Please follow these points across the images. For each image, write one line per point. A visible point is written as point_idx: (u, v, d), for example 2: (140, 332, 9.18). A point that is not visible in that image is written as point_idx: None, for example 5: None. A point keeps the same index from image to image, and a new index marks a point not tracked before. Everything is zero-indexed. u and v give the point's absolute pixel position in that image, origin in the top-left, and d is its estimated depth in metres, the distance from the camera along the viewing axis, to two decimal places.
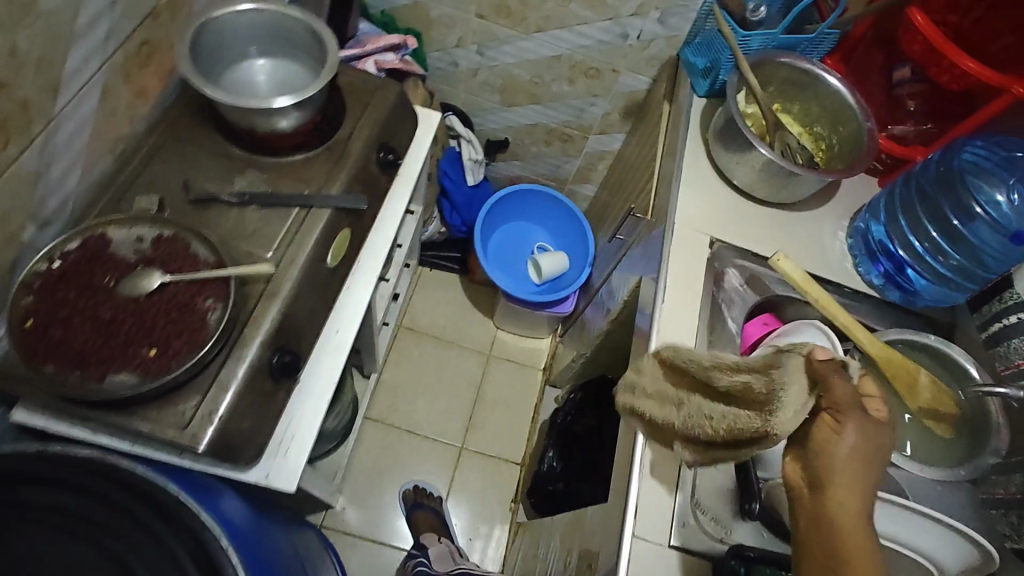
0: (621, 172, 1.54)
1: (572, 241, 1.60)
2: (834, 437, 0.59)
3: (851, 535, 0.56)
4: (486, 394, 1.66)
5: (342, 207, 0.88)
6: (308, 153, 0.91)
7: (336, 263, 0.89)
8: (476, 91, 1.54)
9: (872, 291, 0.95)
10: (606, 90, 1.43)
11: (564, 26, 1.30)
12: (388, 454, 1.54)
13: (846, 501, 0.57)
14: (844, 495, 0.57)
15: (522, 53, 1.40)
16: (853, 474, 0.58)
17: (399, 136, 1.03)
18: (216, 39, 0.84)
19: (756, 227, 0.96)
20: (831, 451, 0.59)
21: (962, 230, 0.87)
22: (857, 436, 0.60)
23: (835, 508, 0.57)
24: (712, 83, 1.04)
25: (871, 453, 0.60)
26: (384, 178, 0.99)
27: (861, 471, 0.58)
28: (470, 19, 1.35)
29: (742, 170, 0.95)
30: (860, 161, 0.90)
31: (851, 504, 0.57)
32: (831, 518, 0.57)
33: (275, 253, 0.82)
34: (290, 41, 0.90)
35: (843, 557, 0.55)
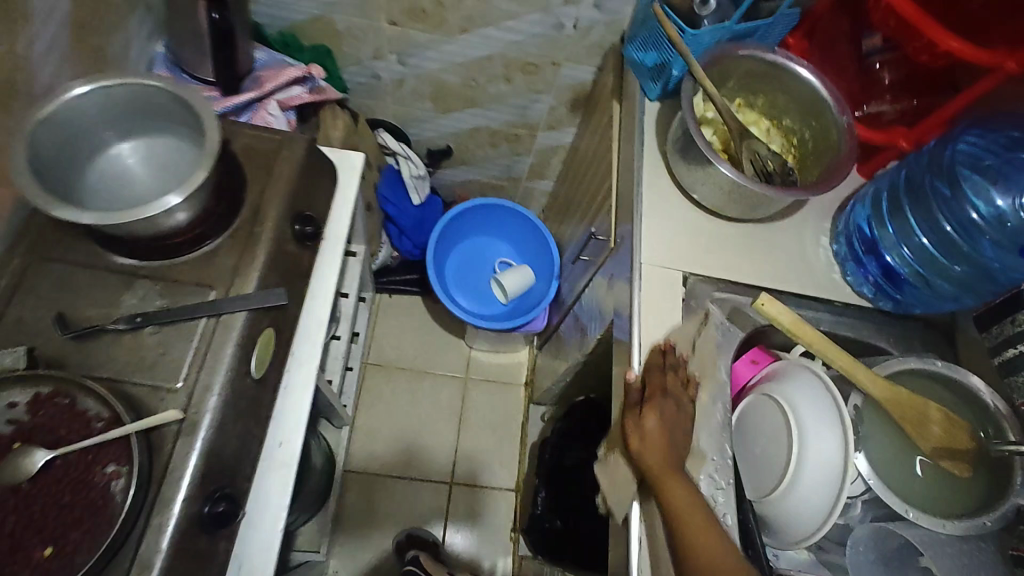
0: (577, 169, 1.41)
1: (537, 253, 1.48)
2: (647, 425, 0.71)
3: (691, 518, 0.64)
4: (469, 420, 1.57)
5: (260, 306, 0.76)
6: (208, 247, 0.77)
7: (264, 371, 0.77)
8: (405, 101, 1.38)
9: (863, 300, 0.86)
10: (548, 85, 1.29)
11: (490, 23, 1.14)
12: (375, 502, 1.46)
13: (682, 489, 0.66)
14: (671, 483, 0.66)
15: (449, 56, 1.24)
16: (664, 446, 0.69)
17: (318, 197, 0.89)
18: (60, 134, 0.69)
19: (731, 249, 0.85)
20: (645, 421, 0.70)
21: (958, 236, 0.77)
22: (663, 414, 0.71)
23: (669, 487, 0.66)
24: (665, 86, 0.91)
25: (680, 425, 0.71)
26: (306, 253, 0.86)
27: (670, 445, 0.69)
28: (382, 27, 1.17)
29: (709, 189, 0.84)
30: (839, 167, 0.80)
31: (683, 492, 0.66)
32: (670, 502, 0.65)
33: (186, 381, 0.70)
34: (159, 116, 0.74)
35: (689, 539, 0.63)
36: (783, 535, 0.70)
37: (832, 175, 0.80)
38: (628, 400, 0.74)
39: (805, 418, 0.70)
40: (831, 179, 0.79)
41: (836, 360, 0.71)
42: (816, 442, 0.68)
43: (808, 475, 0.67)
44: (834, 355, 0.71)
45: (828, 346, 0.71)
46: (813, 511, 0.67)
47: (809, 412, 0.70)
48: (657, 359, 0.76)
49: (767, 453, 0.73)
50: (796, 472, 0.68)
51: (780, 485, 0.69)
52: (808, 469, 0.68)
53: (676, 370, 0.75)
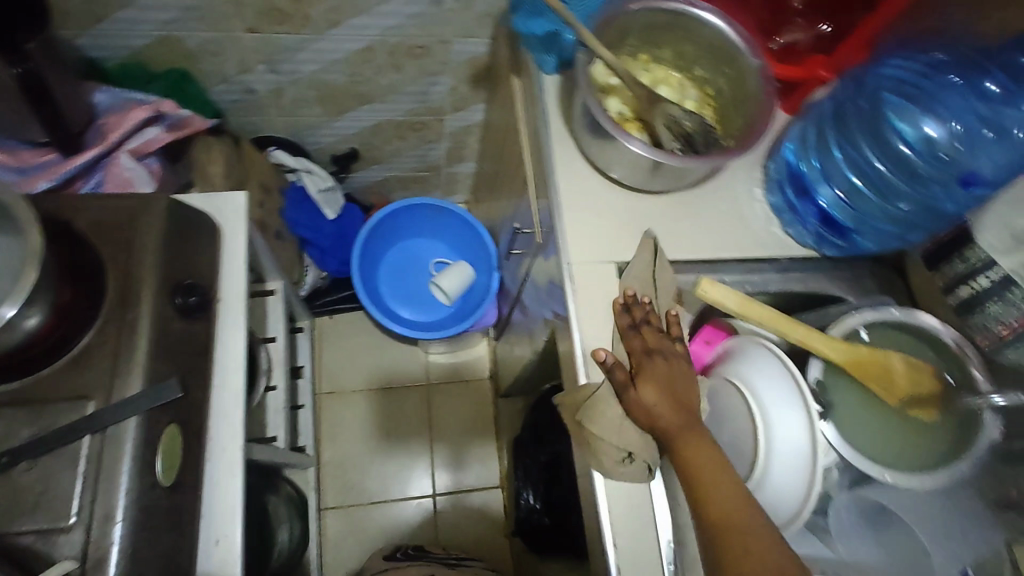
0: (495, 148, 1.31)
1: (472, 245, 1.37)
2: (655, 405, 0.65)
3: (728, 508, 0.57)
4: (440, 426, 1.51)
5: (150, 407, 0.66)
6: (74, 350, 0.66)
7: (175, 473, 0.68)
8: (291, 111, 1.23)
9: (808, 248, 0.80)
10: (443, 65, 1.16)
11: (359, 11, 1.01)
12: (361, 533, 1.40)
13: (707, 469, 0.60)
14: (708, 466, 0.60)
15: (324, 55, 1.10)
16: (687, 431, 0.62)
17: (197, 258, 0.78)
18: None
19: (661, 224, 0.79)
20: (644, 390, 0.66)
21: (892, 176, 0.71)
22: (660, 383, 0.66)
23: (686, 448, 0.62)
24: (560, 56, 0.82)
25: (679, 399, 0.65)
26: (197, 326, 0.75)
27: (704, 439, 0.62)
28: (239, 37, 1.03)
29: (626, 166, 0.76)
30: (759, 121, 0.73)
31: (686, 432, 0.63)
32: (688, 460, 0.61)
33: (80, 516, 0.61)
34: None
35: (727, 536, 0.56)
36: None
37: (752, 131, 0.74)
38: (615, 378, 0.68)
39: (767, 403, 0.66)
40: (753, 136, 0.72)
41: (796, 336, 0.66)
42: (782, 425, 0.65)
43: (777, 462, 0.64)
44: (793, 332, 0.66)
45: (786, 322, 0.66)
46: (789, 499, 0.64)
47: (770, 394, 0.66)
48: (623, 314, 0.71)
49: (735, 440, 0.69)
50: (767, 460, 0.65)
51: (752, 476, 0.66)
52: (777, 455, 0.65)
53: (649, 321, 0.70)
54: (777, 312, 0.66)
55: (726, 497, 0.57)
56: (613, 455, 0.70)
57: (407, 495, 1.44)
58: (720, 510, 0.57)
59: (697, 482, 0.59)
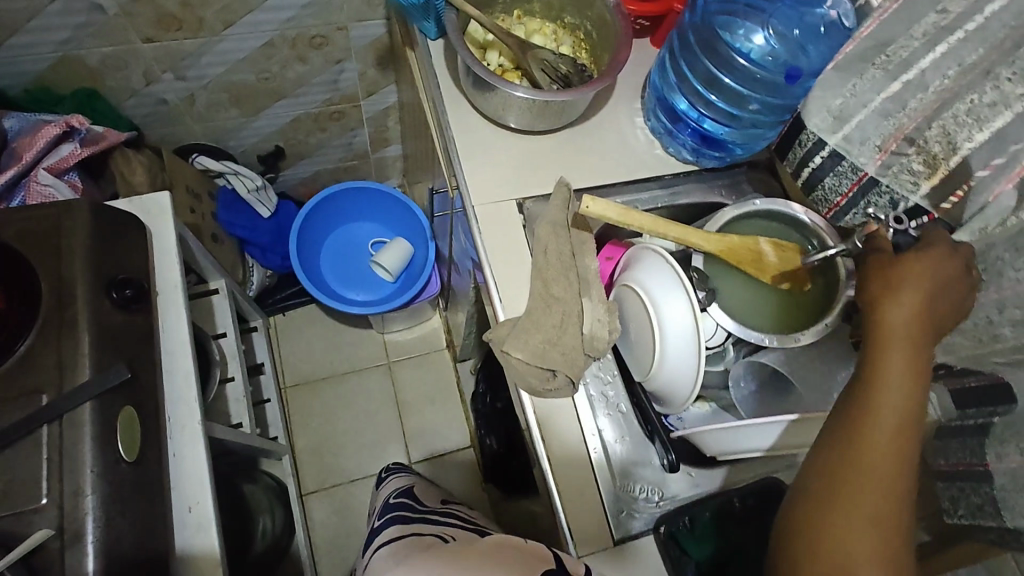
0: (413, 124, 1.36)
1: (403, 221, 1.45)
2: (911, 308, 0.58)
3: (865, 488, 0.54)
4: (406, 400, 1.58)
5: (100, 392, 0.71)
6: (19, 352, 0.71)
7: (138, 450, 0.74)
8: (207, 116, 1.27)
9: (691, 164, 0.89)
10: (346, 51, 1.22)
11: (253, 7, 1.05)
12: (347, 511, 1.46)
13: (885, 427, 0.56)
14: (906, 389, 0.56)
15: (228, 55, 1.14)
16: (905, 391, 0.57)
17: (128, 255, 0.82)
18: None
19: (554, 161, 0.87)
20: (890, 309, 0.59)
21: (740, 88, 0.79)
22: (899, 315, 0.59)
23: (884, 414, 0.56)
24: (437, 21, 0.89)
25: (919, 375, 0.57)
26: (137, 318, 0.80)
27: (910, 429, 0.56)
28: (140, 48, 1.06)
29: (512, 112, 0.83)
30: (619, 49, 0.80)
31: (901, 386, 0.57)
32: (871, 428, 0.56)
33: (51, 496, 0.66)
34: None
35: (847, 487, 0.55)
36: (672, 402, 0.74)
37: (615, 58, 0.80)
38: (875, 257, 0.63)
39: (656, 297, 0.73)
40: (615, 63, 0.79)
41: (672, 234, 0.74)
42: (670, 313, 0.72)
43: (670, 346, 0.71)
44: (669, 231, 0.74)
45: (662, 225, 0.74)
46: (685, 376, 0.71)
47: (663, 290, 0.72)
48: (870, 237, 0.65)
49: (639, 338, 0.76)
50: (663, 346, 0.72)
51: (653, 363, 0.73)
52: (670, 340, 0.72)
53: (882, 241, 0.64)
54: (654, 217, 0.74)
55: (877, 502, 0.54)
56: (539, 376, 0.71)
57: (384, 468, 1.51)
58: (858, 503, 0.54)
59: (857, 468, 0.55)
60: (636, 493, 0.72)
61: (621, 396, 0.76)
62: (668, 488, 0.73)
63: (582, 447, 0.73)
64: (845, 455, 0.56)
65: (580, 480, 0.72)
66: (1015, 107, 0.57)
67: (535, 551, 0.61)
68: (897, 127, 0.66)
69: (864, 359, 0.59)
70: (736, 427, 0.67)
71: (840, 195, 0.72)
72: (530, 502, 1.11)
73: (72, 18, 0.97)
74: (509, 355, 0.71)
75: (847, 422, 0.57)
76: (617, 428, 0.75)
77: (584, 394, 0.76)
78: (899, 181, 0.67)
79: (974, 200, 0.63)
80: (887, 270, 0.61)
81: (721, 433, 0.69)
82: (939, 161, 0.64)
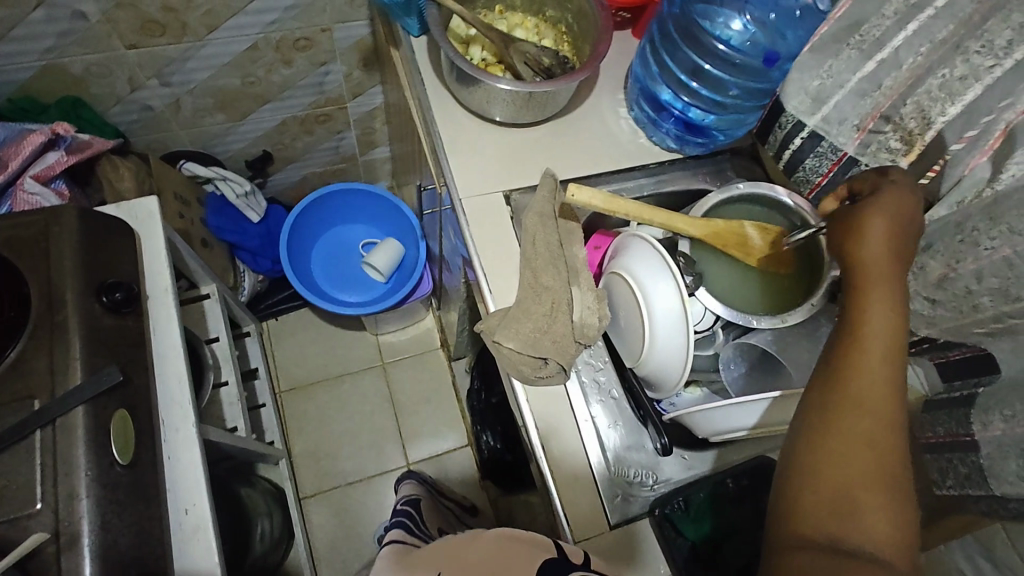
0: (399, 125, 1.37)
1: (394, 220, 1.46)
2: (887, 241, 0.58)
3: (862, 423, 0.52)
4: (401, 401, 1.58)
5: (92, 396, 0.71)
6: (11, 357, 0.71)
7: (133, 452, 0.73)
8: (194, 122, 1.27)
9: (675, 152, 0.90)
10: (330, 53, 1.22)
11: (235, 11, 1.06)
12: (346, 514, 1.46)
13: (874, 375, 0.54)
14: (887, 333, 0.55)
15: (212, 60, 1.14)
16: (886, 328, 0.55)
17: (117, 260, 0.82)
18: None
19: (539, 152, 0.87)
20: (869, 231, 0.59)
21: (720, 74, 0.81)
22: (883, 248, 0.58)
23: (865, 349, 0.55)
24: (420, 18, 0.90)
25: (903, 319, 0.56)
26: (127, 322, 0.80)
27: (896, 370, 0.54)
28: (124, 54, 1.06)
29: (496, 106, 0.84)
30: (601, 41, 0.81)
31: (886, 327, 0.55)
32: (860, 365, 0.54)
33: (46, 500, 0.66)
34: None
35: (841, 426, 0.52)
36: (663, 387, 0.75)
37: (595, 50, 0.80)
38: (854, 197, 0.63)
39: (644, 283, 0.74)
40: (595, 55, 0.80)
41: (658, 219, 0.75)
42: (659, 299, 0.72)
43: (660, 331, 0.72)
44: (656, 217, 0.75)
45: (649, 210, 0.75)
46: (676, 361, 0.72)
47: (651, 276, 0.73)
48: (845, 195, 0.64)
49: (629, 324, 0.77)
50: (653, 332, 0.73)
51: (643, 349, 0.74)
52: (659, 325, 0.72)
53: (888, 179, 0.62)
54: (640, 203, 0.75)
55: (870, 443, 0.51)
56: (531, 364, 0.72)
57: (382, 469, 1.50)
58: (846, 451, 0.51)
59: (838, 418, 0.52)
60: (631, 478, 0.72)
61: (614, 382, 0.77)
62: (662, 471, 0.74)
63: (577, 435, 0.73)
64: (835, 402, 0.54)
65: (576, 466, 0.72)
66: (985, 79, 0.58)
67: (533, 539, 0.61)
68: (874, 106, 0.68)
69: (847, 312, 0.58)
70: (725, 405, 0.68)
71: (821, 175, 0.75)
72: (528, 496, 1.12)
73: (55, 26, 0.97)
74: (500, 345, 0.72)
75: (834, 369, 0.55)
76: (610, 414, 0.75)
77: (576, 382, 0.76)
78: (878, 159, 0.69)
79: (950, 174, 0.63)
80: (853, 216, 0.60)
81: (710, 412, 0.70)
82: (915, 138, 0.66)
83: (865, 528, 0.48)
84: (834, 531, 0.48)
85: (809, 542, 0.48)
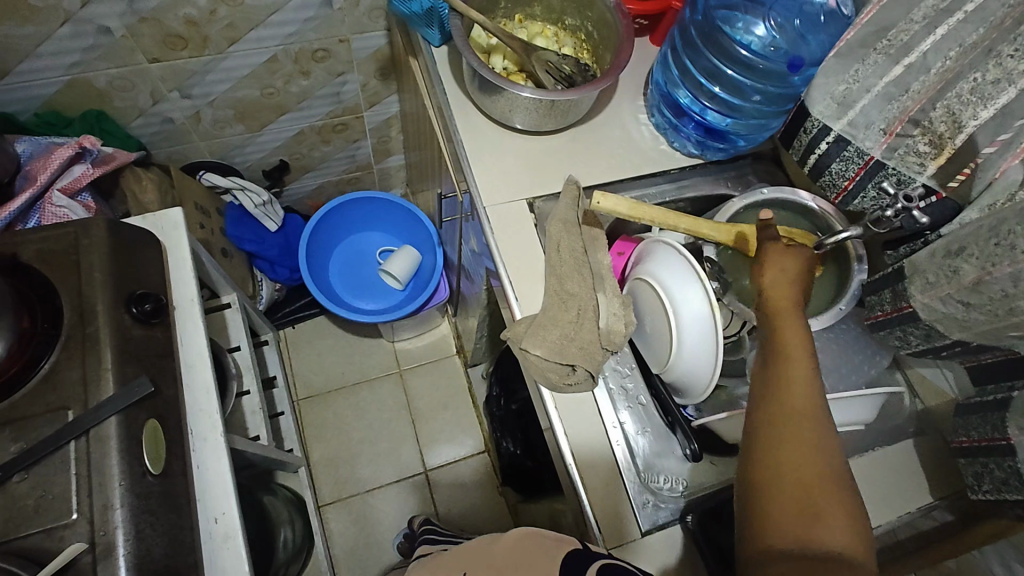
0: (415, 133, 1.38)
1: (409, 226, 1.47)
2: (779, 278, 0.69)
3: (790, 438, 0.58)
4: (418, 408, 1.58)
5: (124, 406, 0.71)
6: (45, 369, 0.72)
7: (164, 461, 0.74)
8: (213, 133, 1.28)
9: (696, 157, 0.91)
10: (348, 63, 1.23)
11: (257, 24, 1.07)
12: (365, 522, 1.46)
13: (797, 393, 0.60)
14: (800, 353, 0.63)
15: (232, 72, 1.15)
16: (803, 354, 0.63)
17: (145, 270, 0.83)
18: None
19: (562, 160, 0.88)
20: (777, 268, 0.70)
21: (743, 79, 0.81)
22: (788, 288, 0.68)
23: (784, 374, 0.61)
24: (442, 29, 0.91)
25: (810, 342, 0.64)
26: (155, 333, 0.80)
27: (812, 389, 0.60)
28: (147, 68, 1.08)
29: (518, 114, 0.84)
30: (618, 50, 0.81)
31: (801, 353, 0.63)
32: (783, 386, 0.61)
33: (81, 510, 0.66)
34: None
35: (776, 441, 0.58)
36: (693, 391, 0.75)
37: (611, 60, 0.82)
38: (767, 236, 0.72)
39: (671, 289, 0.74)
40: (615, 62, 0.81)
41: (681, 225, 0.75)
42: (687, 304, 0.72)
43: (689, 337, 0.72)
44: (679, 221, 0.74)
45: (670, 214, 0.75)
46: (705, 366, 0.72)
47: (678, 282, 0.73)
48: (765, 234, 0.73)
49: (656, 329, 0.77)
50: (681, 337, 0.73)
51: (672, 354, 0.74)
52: (688, 331, 0.72)
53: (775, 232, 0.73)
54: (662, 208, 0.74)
55: (808, 473, 0.56)
56: (559, 370, 0.72)
57: (400, 476, 1.51)
58: (803, 448, 0.57)
59: (772, 456, 0.57)
60: (661, 484, 0.72)
61: (640, 388, 0.77)
62: (691, 477, 0.74)
63: (605, 441, 0.73)
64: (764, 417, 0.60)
65: (606, 472, 0.72)
66: (1018, 83, 0.58)
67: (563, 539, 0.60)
68: (902, 110, 0.67)
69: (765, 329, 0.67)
70: None
71: (848, 180, 0.74)
72: (550, 503, 1.12)
73: (80, 41, 0.99)
74: (526, 352, 0.72)
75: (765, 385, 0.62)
76: (636, 419, 0.75)
77: (604, 389, 0.76)
78: (905, 163, 0.69)
79: (982, 176, 0.63)
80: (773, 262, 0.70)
81: None
82: (945, 141, 0.65)
83: (804, 524, 0.54)
84: (794, 542, 0.53)
85: (779, 528, 0.54)
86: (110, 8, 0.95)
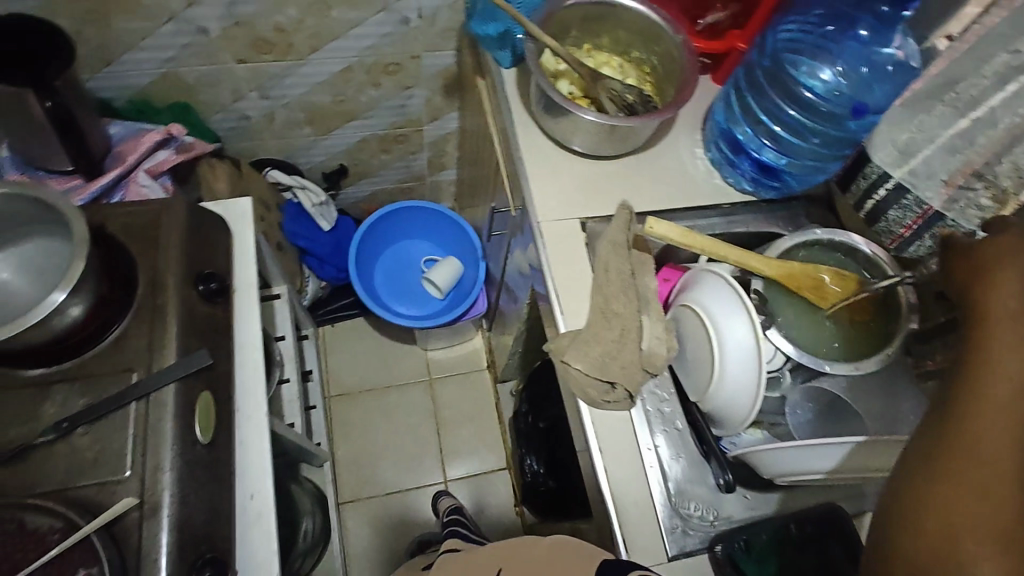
0: (471, 149, 1.43)
1: (455, 241, 1.50)
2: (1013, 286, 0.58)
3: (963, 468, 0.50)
4: (445, 418, 1.60)
5: (183, 375, 0.75)
6: (117, 333, 0.77)
7: (212, 432, 0.78)
8: (282, 133, 1.36)
9: (749, 195, 0.92)
10: (416, 79, 1.30)
11: (338, 35, 1.14)
12: (381, 525, 1.47)
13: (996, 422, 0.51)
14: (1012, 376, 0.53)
15: (309, 78, 1.23)
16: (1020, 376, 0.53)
17: (214, 251, 0.89)
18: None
19: (614, 186, 0.90)
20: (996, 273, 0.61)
21: (805, 121, 0.82)
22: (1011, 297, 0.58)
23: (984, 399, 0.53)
24: (513, 51, 0.95)
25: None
26: (217, 311, 0.85)
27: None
28: (234, 67, 1.16)
29: (577, 135, 0.87)
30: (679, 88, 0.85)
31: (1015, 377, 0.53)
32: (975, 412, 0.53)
33: (133, 468, 0.70)
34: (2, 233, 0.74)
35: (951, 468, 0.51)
36: (730, 421, 0.75)
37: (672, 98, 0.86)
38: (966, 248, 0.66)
39: (716, 317, 0.74)
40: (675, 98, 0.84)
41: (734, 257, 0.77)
42: (732, 334, 0.73)
43: (731, 367, 0.72)
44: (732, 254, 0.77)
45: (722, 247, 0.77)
46: (744, 397, 0.72)
47: (725, 311, 0.74)
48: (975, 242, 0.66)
49: (698, 356, 0.77)
50: (723, 366, 0.73)
51: (712, 382, 0.74)
52: (731, 361, 0.73)
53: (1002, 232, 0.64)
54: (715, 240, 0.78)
55: (986, 512, 0.48)
56: (598, 387, 0.74)
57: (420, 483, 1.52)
58: (1002, 488, 0.48)
59: (932, 482, 0.51)
60: (690, 513, 0.72)
61: (677, 412, 0.78)
62: (721, 509, 0.73)
63: (637, 463, 0.73)
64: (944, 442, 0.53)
65: (637, 494, 0.72)
66: None
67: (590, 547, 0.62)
68: (965, 163, 0.70)
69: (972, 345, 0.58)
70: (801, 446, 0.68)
71: (904, 227, 0.76)
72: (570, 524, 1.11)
73: (178, 38, 1.07)
74: (568, 365, 0.74)
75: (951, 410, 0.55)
76: (671, 445, 0.75)
77: (640, 410, 0.76)
78: (965, 215, 0.71)
79: None
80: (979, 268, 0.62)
81: (786, 452, 0.69)
82: (1010, 197, 0.68)
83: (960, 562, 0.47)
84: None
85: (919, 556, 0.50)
86: (209, 11, 1.03)
